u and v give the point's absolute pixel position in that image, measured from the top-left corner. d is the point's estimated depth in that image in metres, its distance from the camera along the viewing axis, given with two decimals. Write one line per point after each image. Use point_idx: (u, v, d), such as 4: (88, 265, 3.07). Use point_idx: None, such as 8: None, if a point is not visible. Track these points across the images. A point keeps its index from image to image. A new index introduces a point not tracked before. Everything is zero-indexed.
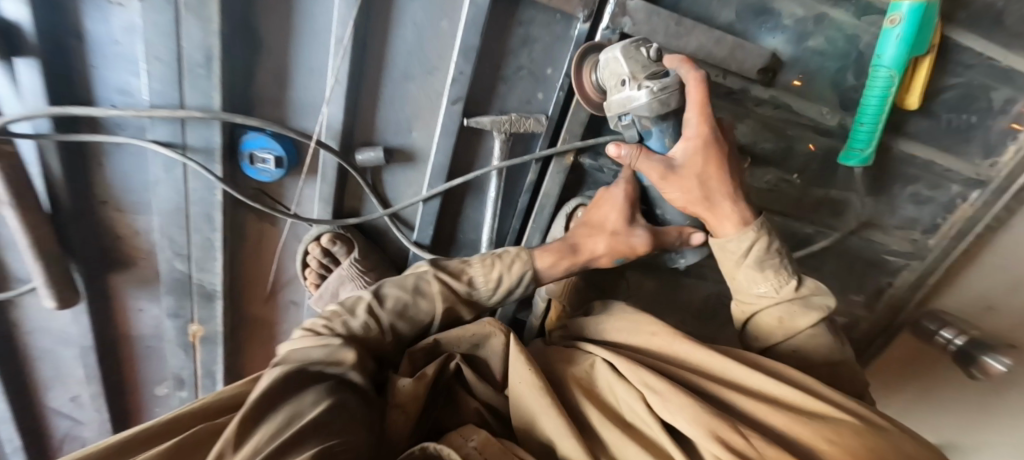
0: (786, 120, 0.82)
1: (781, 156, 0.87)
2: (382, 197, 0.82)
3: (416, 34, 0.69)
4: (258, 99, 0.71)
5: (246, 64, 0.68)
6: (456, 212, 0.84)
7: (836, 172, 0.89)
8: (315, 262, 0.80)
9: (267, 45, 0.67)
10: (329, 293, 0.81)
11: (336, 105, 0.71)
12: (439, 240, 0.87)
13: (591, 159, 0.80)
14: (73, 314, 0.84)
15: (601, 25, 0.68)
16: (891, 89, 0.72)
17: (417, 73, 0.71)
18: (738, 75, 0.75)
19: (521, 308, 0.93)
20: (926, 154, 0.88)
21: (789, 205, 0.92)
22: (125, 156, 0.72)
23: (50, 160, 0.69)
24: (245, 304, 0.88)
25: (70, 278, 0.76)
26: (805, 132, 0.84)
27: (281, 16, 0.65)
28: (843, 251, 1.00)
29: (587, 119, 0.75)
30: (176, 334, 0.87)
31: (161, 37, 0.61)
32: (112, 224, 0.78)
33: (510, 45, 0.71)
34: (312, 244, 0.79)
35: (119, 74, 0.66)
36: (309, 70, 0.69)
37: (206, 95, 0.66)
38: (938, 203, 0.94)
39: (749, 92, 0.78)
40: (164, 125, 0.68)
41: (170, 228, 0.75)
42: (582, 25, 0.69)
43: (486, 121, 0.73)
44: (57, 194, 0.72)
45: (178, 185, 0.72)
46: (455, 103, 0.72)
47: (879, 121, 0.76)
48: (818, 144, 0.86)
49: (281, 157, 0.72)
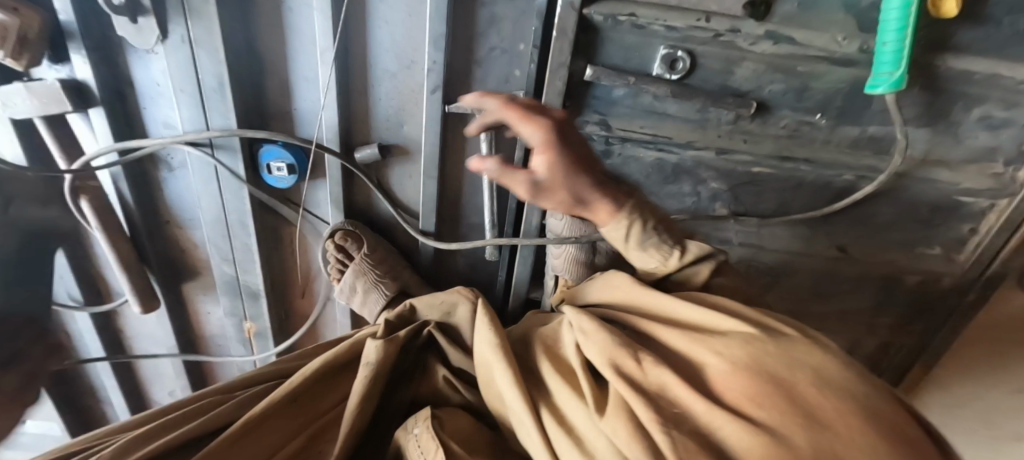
0: (794, 56, 0.74)
1: (795, 96, 0.78)
2: (388, 191, 0.89)
3: (389, 35, 0.74)
4: (269, 115, 0.81)
5: (253, 86, 0.78)
6: (456, 197, 0.88)
7: (867, 105, 0.77)
8: (332, 258, 0.89)
9: (266, 68, 0.77)
10: (348, 286, 0.89)
11: (330, 111, 0.79)
12: (445, 226, 0.92)
13: (578, 128, 0.80)
14: (161, 316, 1.02)
15: None
16: None
17: (397, 69, 0.77)
18: (722, 15, 0.70)
19: (532, 287, 0.94)
20: (989, 68, 0.69)
21: (815, 151, 0.83)
22: (177, 180, 0.87)
23: (124, 188, 0.86)
24: (289, 298, 1.01)
25: (150, 285, 0.94)
26: (820, 65, 0.75)
27: (273, 38, 0.74)
28: (898, 197, 0.87)
29: (563, 87, 0.74)
30: (239, 328, 1.03)
31: (185, 73, 0.73)
32: (177, 238, 0.94)
33: (478, 27, 0.74)
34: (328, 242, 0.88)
35: (160, 111, 0.80)
36: (303, 82, 0.78)
37: (224, 117, 0.77)
38: (1019, 125, 0.74)
39: (740, 31, 0.71)
40: (198, 148, 0.80)
41: (216, 237, 0.89)
42: None
43: (465, 104, 0.77)
44: (134, 216, 0.89)
45: (217, 199, 0.85)
46: (433, 92, 0.76)
47: (907, 33, 0.66)
48: (840, 77, 0.76)
49: (292, 164, 0.81)
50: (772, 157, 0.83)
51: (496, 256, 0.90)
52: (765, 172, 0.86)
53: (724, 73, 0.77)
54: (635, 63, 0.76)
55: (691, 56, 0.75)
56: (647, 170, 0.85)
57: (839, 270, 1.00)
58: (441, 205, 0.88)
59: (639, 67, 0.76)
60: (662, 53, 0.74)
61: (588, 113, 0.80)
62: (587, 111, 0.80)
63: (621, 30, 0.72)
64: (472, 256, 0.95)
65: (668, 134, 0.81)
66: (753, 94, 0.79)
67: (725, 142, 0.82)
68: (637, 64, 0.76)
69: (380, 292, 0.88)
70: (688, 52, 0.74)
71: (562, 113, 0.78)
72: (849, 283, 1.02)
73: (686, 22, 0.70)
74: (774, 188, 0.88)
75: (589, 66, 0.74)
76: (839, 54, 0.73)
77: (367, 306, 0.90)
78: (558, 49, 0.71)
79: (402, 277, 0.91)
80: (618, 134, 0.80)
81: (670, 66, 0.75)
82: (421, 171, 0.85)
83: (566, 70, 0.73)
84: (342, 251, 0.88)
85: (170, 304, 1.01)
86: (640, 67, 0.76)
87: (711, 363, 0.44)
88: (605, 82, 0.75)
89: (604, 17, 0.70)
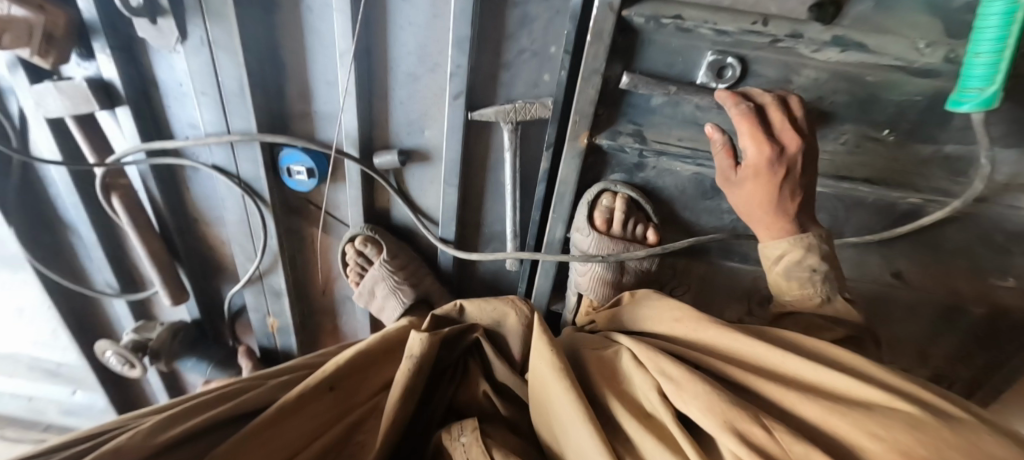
0: (863, 65, 0.65)
1: (861, 109, 0.69)
2: (408, 197, 0.86)
3: (412, 35, 0.69)
4: (289, 117, 0.79)
5: (275, 87, 0.76)
6: (477, 205, 0.85)
7: (947, 121, 0.68)
8: (353, 260, 0.88)
9: (288, 68, 0.74)
10: (367, 289, 0.89)
11: (350, 115, 0.76)
12: (466, 233, 0.90)
13: (609, 139, 0.73)
14: (188, 308, 1.05)
15: None
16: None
17: (419, 72, 0.72)
18: (782, 19, 0.61)
19: (554, 299, 0.91)
20: None
21: (878, 170, 0.74)
22: (201, 178, 0.87)
23: (151, 185, 0.86)
24: (310, 297, 1.01)
25: (178, 280, 0.96)
26: (895, 75, 0.66)
27: (294, 38, 0.71)
28: (972, 224, 0.77)
29: (597, 96, 0.68)
30: (261, 324, 1.04)
31: (206, 75, 0.72)
32: (203, 234, 0.95)
33: (506, 28, 0.68)
34: (347, 246, 0.87)
35: (183, 112, 0.79)
36: (324, 85, 0.75)
37: (244, 120, 0.76)
38: None
39: (802, 36, 0.62)
40: (220, 150, 0.80)
41: (239, 236, 0.90)
42: None
43: (490, 112, 0.72)
44: (162, 212, 0.90)
45: (238, 200, 0.85)
46: (456, 98, 0.72)
47: (1003, 49, 0.55)
48: (916, 88, 0.67)
49: (312, 169, 0.80)
50: (827, 175, 0.75)
51: (517, 264, 0.87)
52: (818, 191, 0.77)
53: (780, 82, 0.68)
54: (678, 70, 0.68)
55: (742, 62, 0.67)
56: (683, 185, 0.78)
57: (891, 298, 0.91)
58: (462, 212, 0.85)
59: (682, 74, 0.69)
60: (709, 58, 0.67)
61: (622, 123, 0.73)
62: (620, 120, 0.73)
63: (664, 33, 0.65)
64: (492, 264, 0.92)
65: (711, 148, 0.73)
66: (811, 106, 0.70)
67: None
68: (680, 71, 0.68)
69: (398, 299, 0.87)
70: (739, 58, 0.67)
71: (593, 123, 0.72)
72: (902, 312, 0.93)
73: (739, 26, 0.62)
74: (825, 208, 0.80)
75: (625, 73, 0.68)
76: (920, 63, 0.63)
77: (385, 310, 0.89)
78: (593, 54, 0.65)
79: (421, 284, 0.89)
80: (653, 147, 0.73)
81: (717, 73, 0.68)
82: (441, 177, 0.81)
83: (600, 77, 0.67)
84: (362, 256, 0.87)
85: (196, 297, 1.03)
86: (683, 74, 0.69)
87: (868, 446, 0.38)
88: (642, 91, 0.69)
89: (646, 19, 0.63)
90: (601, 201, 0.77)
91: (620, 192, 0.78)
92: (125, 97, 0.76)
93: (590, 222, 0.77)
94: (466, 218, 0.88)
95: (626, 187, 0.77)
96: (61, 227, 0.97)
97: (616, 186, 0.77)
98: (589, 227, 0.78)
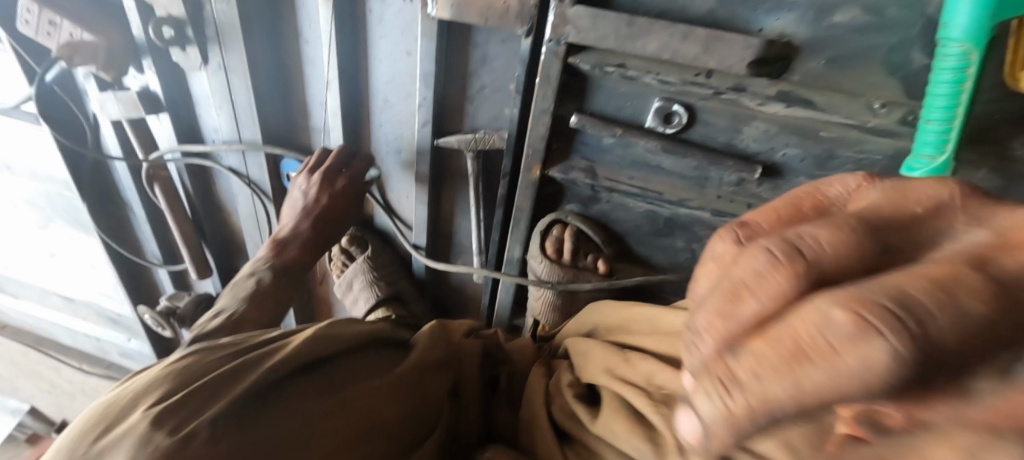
0: (813, 120, 0.64)
1: (817, 163, 0.68)
2: (388, 207, 0.95)
3: (390, 67, 0.78)
4: (291, 131, 0.91)
5: (279, 105, 0.88)
6: (448, 219, 0.93)
7: None
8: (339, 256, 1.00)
9: (290, 90, 0.86)
10: (347, 281, 0.98)
11: (338, 133, 0.86)
12: (439, 246, 0.97)
13: (562, 173, 0.77)
14: (213, 283, 1.22)
15: (544, 37, 0.66)
16: (970, 64, 0.51)
17: (396, 99, 0.81)
18: (722, 73, 0.62)
19: (515, 315, 0.96)
20: None
21: None
22: (223, 177, 1.02)
23: (185, 178, 1.03)
24: (308, 285, 1.15)
25: (202, 259, 1.12)
26: (849, 133, 0.64)
27: (295, 65, 0.82)
28: None
29: (547, 132, 0.73)
30: None
31: (223, 93, 0.85)
32: (226, 222, 1.11)
33: (469, 66, 0.75)
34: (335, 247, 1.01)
35: (207, 122, 0.94)
36: (318, 105, 0.85)
37: (253, 132, 0.89)
38: None
39: (745, 89, 0.63)
40: (235, 156, 0.95)
41: (250, 228, 1.06)
42: (525, 41, 0.68)
43: (452, 141, 0.79)
44: (194, 200, 1.07)
45: (248, 199, 1.00)
46: (426, 125, 0.80)
47: (957, 111, 0.54)
48: (875, 147, 0.64)
49: None
50: None
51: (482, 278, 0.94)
52: None
53: (730, 131, 0.69)
54: (627, 113, 0.71)
55: (690, 109, 0.68)
56: (637, 221, 0.81)
57: None
58: (435, 224, 0.94)
59: (631, 118, 0.71)
60: (656, 105, 0.69)
61: (575, 159, 0.76)
62: (573, 155, 0.76)
63: (611, 79, 0.68)
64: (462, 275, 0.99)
65: (660, 189, 0.75)
66: (763, 156, 0.69)
67: (724, 205, 0.74)
68: (629, 114, 0.71)
69: (372, 293, 0.95)
70: (686, 106, 0.68)
71: (546, 156, 0.76)
72: None
73: (682, 76, 0.64)
74: None
75: (575, 113, 0.71)
76: (873, 123, 0.62)
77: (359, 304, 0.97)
78: (542, 94, 0.70)
79: (396, 286, 0.99)
80: (603, 183, 0.76)
81: (665, 118, 0.70)
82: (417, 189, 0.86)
83: (550, 115, 0.71)
84: (346, 253, 1.00)
85: (220, 274, 1.20)
86: (633, 117, 0.71)
87: None
88: (591, 131, 0.72)
89: (590, 66, 0.66)
90: (552, 230, 0.81)
91: (572, 223, 0.82)
92: (165, 106, 0.92)
93: (542, 249, 0.82)
94: (438, 231, 0.95)
95: (577, 219, 0.81)
96: (123, 206, 1.17)
97: (568, 216, 0.81)
98: (541, 254, 0.82)
